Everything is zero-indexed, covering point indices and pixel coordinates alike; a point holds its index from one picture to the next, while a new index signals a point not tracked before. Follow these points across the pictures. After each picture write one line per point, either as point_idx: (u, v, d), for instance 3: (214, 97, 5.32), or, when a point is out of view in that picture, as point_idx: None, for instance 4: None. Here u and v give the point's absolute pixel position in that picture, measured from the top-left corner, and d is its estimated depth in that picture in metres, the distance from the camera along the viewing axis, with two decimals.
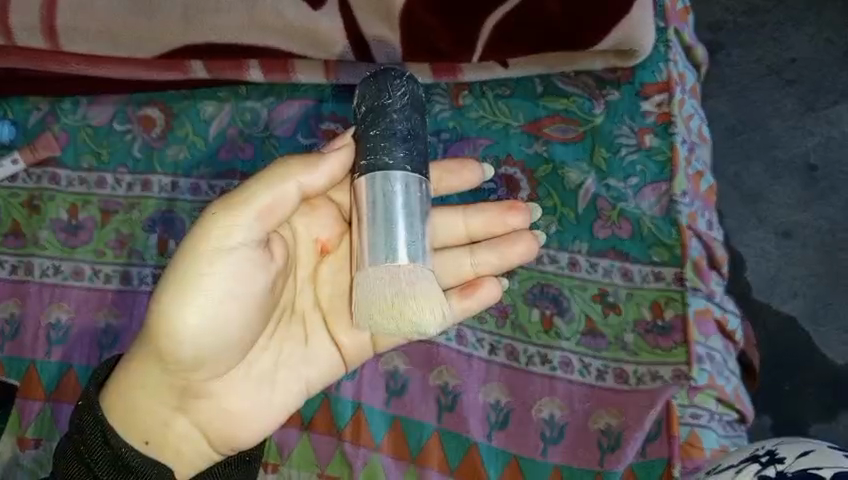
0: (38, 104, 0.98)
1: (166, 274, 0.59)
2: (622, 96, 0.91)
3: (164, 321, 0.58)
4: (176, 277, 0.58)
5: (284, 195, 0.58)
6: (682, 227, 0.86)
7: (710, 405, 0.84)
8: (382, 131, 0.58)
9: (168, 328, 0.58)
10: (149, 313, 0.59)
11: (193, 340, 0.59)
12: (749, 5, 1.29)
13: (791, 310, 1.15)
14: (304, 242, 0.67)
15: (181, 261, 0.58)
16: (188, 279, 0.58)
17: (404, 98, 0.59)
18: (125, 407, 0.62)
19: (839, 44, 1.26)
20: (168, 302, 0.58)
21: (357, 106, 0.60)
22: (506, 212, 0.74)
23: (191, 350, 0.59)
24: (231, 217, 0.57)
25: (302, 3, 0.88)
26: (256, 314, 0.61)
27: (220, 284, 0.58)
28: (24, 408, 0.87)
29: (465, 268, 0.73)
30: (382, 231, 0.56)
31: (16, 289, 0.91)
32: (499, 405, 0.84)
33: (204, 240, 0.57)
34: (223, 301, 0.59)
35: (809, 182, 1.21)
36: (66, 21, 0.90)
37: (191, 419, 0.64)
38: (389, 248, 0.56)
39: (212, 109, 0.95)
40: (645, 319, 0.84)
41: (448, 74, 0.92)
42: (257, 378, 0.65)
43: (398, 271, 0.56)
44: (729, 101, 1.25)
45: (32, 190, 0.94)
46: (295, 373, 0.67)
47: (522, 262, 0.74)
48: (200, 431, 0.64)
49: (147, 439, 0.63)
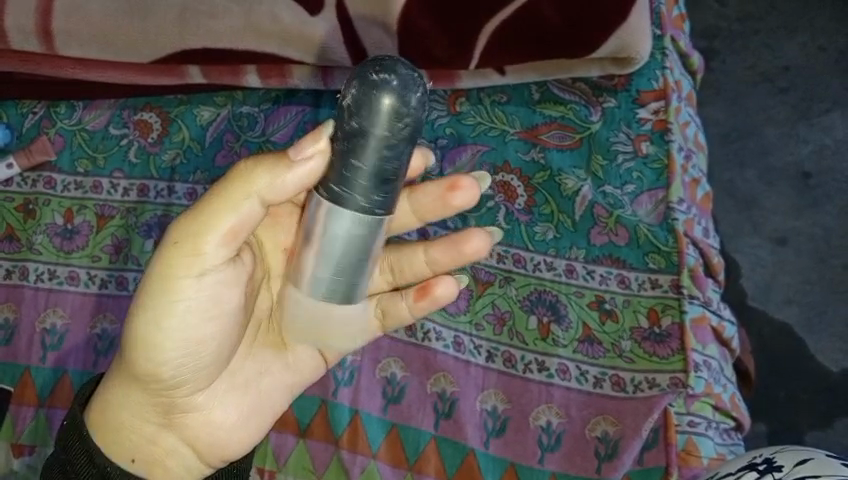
0: (34, 108, 0.98)
1: (137, 293, 0.55)
2: (619, 103, 0.92)
3: (137, 341, 0.55)
4: (146, 300, 0.54)
5: (250, 210, 0.51)
6: (678, 234, 0.86)
7: (707, 414, 0.83)
8: (367, 170, 0.47)
9: (145, 349, 0.55)
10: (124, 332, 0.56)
11: (170, 360, 0.56)
12: (743, 13, 1.31)
13: (785, 318, 1.15)
14: (273, 251, 0.62)
15: (149, 283, 0.54)
16: (157, 302, 0.54)
17: (406, 132, 0.46)
18: (106, 423, 0.60)
19: (831, 52, 1.28)
20: (140, 324, 0.55)
21: (347, 118, 0.46)
22: (447, 197, 0.59)
23: (168, 370, 0.57)
24: (199, 235, 0.51)
25: (299, 8, 0.89)
26: (232, 330, 0.58)
27: (195, 305, 0.54)
28: (17, 415, 0.86)
29: (420, 263, 0.65)
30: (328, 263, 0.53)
31: (10, 294, 0.90)
32: (496, 412, 0.83)
33: (170, 265, 0.53)
34: (198, 324, 0.55)
35: (803, 189, 1.21)
36: (60, 24, 0.90)
37: (177, 434, 0.61)
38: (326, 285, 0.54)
39: (209, 114, 0.95)
40: (643, 326, 0.84)
41: (447, 81, 0.92)
42: (235, 389, 0.61)
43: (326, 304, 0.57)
44: (724, 108, 1.26)
45: (28, 195, 0.94)
46: (279, 380, 0.64)
47: (473, 259, 0.63)
48: (188, 445, 0.61)
49: (133, 456, 0.60)
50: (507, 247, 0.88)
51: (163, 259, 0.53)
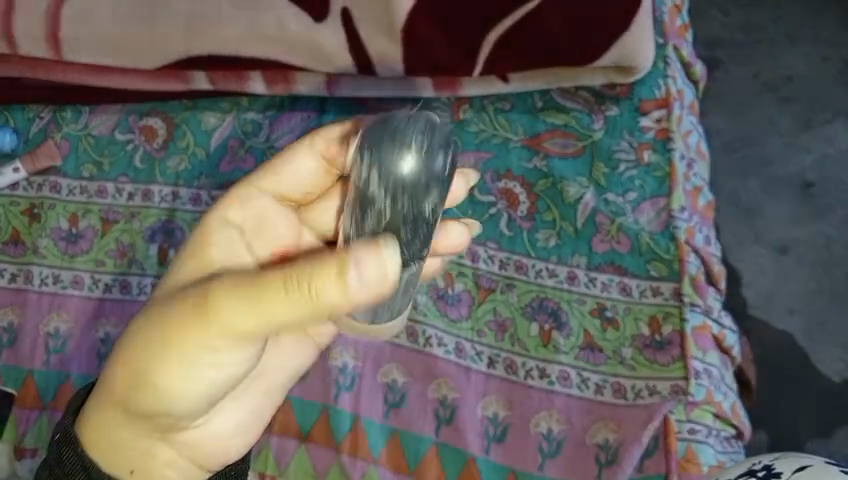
0: (40, 113, 0.98)
1: (153, 335, 0.49)
2: (621, 112, 0.92)
3: (157, 392, 0.50)
4: (169, 351, 0.48)
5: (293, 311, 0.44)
6: (680, 242, 0.86)
7: (708, 421, 0.83)
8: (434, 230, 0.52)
9: (164, 401, 0.51)
10: (131, 369, 0.50)
11: (186, 410, 0.52)
12: (747, 23, 1.32)
13: (787, 327, 1.15)
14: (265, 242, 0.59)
15: (178, 342, 0.48)
16: (184, 358, 0.48)
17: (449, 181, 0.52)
18: (99, 438, 0.55)
19: (834, 62, 1.28)
20: (160, 374, 0.49)
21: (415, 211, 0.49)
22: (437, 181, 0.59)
23: (179, 415, 0.53)
24: (244, 325, 0.45)
25: (303, 15, 0.89)
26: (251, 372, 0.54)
27: (223, 369, 0.50)
28: (20, 417, 0.86)
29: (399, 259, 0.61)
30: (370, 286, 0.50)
31: (15, 298, 0.91)
32: (497, 418, 0.84)
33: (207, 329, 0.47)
34: (224, 382, 0.51)
35: (805, 198, 1.21)
36: (69, 30, 0.91)
37: (176, 448, 0.57)
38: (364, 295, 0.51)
39: (214, 120, 0.96)
40: (644, 334, 0.85)
41: (448, 88, 0.92)
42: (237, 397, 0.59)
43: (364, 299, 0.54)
44: (727, 118, 1.26)
45: (33, 199, 0.95)
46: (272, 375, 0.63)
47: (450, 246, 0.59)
48: (185, 455, 0.58)
49: (131, 469, 0.56)
50: (509, 254, 0.89)
51: (197, 316, 0.47)
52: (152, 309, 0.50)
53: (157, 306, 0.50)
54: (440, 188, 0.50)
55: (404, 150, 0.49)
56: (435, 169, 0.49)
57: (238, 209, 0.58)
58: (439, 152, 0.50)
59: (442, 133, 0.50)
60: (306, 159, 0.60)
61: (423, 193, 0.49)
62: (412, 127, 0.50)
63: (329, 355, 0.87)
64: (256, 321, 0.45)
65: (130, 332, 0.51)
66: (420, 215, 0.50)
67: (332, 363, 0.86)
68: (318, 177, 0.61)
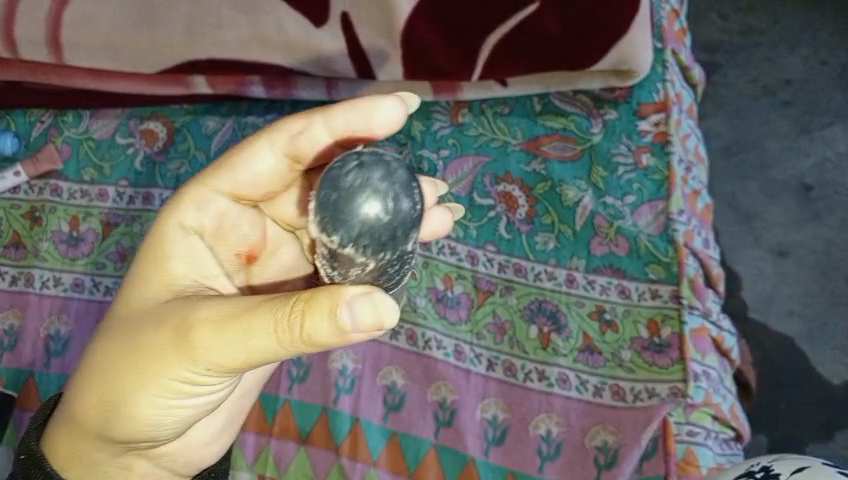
0: (41, 117, 0.99)
1: (129, 368, 0.50)
2: (620, 115, 0.93)
3: (135, 420, 0.52)
4: (145, 383, 0.50)
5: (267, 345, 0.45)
6: (678, 245, 0.86)
7: (706, 423, 0.84)
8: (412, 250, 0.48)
9: (143, 426, 0.52)
10: (107, 398, 0.52)
11: (164, 431, 0.54)
12: (745, 27, 1.33)
13: (787, 330, 1.15)
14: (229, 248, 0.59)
15: (155, 374, 0.49)
16: (160, 388, 0.50)
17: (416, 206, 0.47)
18: (77, 457, 0.56)
19: (833, 65, 1.29)
20: (137, 404, 0.51)
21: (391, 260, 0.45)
22: None
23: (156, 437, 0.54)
24: (221, 361, 0.46)
25: (303, 19, 0.89)
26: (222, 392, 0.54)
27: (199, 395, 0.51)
28: (19, 419, 0.86)
29: None
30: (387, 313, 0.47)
31: (16, 300, 0.91)
32: (496, 421, 0.84)
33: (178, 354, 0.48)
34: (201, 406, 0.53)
35: (805, 202, 1.22)
36: (70, 35, 0.91)
37: (155, 462, 0.58)
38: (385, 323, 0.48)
39: (214, 124, 0.97)
40: (642, 336, 0.85)
41: (448, 92, 0.93)
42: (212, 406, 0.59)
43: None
44: (726, 121, 1.27)
45: (34, 202, 0.95)
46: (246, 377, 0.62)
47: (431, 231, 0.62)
48: (162, 466, 0.59)
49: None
50: (508, 257, 0.89)
51: (172, 351, 0.48)
52: (126, 338, 0.51)
53: (132, 332, 0.51)
54: (414, 229, 0.46)
55: (371, 208, 0.44)
56: (401, 211, 0.44)
57: (192, 212, 0.57)
58: (406, 196, 0.45)
59: (403, 173, 0.45)
60: (261, 154, 0.57)
61: (398, 242, 0.45)
62: (372, 180, 0.44)
63: (329, 357, 0.87)
64: (236, 352, 0.45)
65: (103, 362, 0.52)
66: (397, 259, 0.46)
67: (332, 365, 0.86)
68: (278, 173, 0.58)
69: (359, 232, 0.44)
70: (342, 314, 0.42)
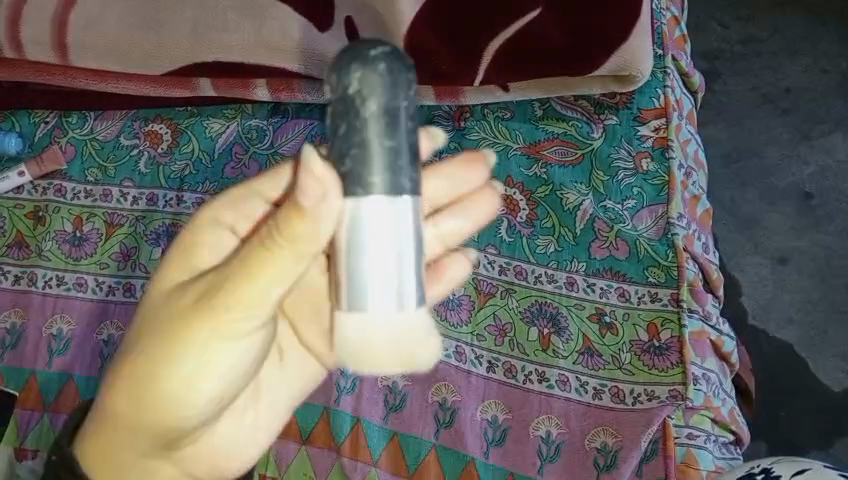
0: (46, 118, 0.99)
1: (158, 343, 0.50)
2: (620, 121, 0.93)
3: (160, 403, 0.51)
4: (183, 351, 0.49)
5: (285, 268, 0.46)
6: (678, 249, 0.87)
7: (706, 427, 0.84)
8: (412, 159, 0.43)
9: (179, 410, 0.51)
10: (137, 383, 0.50)
11: (200, 416, 0.53)
12: (745, 36, 1.33)
13: (786, 337, 1.15)
14: None
15: (180, 343, 0.49)
16: (196, 353, 0.50)
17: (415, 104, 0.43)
18: (107, 459, 0.54)
19: (833, 74, 1.30)
20: (172, 379, 0.50)
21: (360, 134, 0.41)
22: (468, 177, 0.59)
23: (186, 428, 0.53)
24: (249, 300, 0.47)
25: (310, 26, 0.91)
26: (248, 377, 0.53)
27: (233, 363, 0.51)
28: (22, 418, 0.87)
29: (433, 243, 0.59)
30: (372, 270, 0.42)
31: (18, 300, 0.92)
32: (497, 421, 0.84)
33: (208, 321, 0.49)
34: (237, 379, 0.53)
35: (805, 209, 1.23)
36: (76, 36, 0.93)
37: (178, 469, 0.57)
38: (376, 294, 0.42)
39: (219, 127, 0.97)
40: (642, 339, 0.85)
41: (450, 96, 0.94)
42: (245, 411, 0.58)
43: (405, 318, 0.43)
44: (726, 129, 1.28)
45: (37, 202, 0.96)
46: (281, 392, 0.60)
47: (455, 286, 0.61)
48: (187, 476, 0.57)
49: None
50: (509, 259, 0.89)
51: (205, 305, 0.49)
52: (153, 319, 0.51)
53: (160, 312, 0.51)
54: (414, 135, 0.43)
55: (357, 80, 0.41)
56: (388, 91, 0.41)
57: (230, 211, 0.56)
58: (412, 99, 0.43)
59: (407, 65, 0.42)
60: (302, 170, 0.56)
61: (396, 129, 0.42)
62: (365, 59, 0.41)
63: None
64: (258, 290, 0.47)
65: (133, 349, 0.51)
66: (393, 152, 0.42)
67: None
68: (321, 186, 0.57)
69: (352, 100, 0.41)
70: (300, 195, 0.42)
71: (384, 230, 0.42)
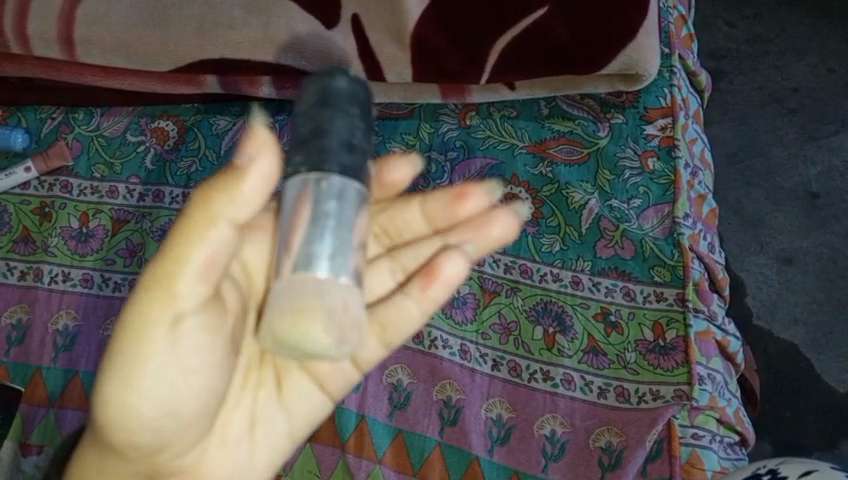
0: (53, 114, 1.00)
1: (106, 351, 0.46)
2: (627, 120, 0.93)
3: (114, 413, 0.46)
4: (130, 352, 0.45)
5: (225, 239, 0.44)
6: (684, 248, 0.86)
7: (711, 427, 0.83)
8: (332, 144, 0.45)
9: (132, 418, 0.46)
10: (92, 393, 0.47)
11: (160, 427, 0.48)
12: (752, 34, 1.33)
13: (792, 338, 1.15)
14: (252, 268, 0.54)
15: (124, 346, 0.45)
16: (142, 356, 0.45)
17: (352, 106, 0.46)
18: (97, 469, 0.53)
19: (840, 73, 1.29)
20: (121, 387, 0.46)
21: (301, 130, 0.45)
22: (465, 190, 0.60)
23: (154, 439, 0.49)
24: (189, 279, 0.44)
25: (316, 23, 0.91)
26: (210, 375, 0.48)
27: (185, 359, 0.46)
28: (28, 413, 0.87)
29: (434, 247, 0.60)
30: (313, 236, 0.44)
31: (25, 295, 0.92)
32: (501, 420, 0.84)
33: (145, 313, 0.44)
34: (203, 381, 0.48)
35: (811, 209, 1.22)
36: (82, 32, 0.92)
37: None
38: (320, 262, 0.44)
39: (225, 124, 0.97)
40: (647, 339, 0.85)
41: (457, 95, 0.94)
42: (236, 440, 0.55)
43: (328, 289, 0.43)
44: (731, 128, 1.27)
45: (44, 198, 0.96)
46: (282, 416, 0.58)
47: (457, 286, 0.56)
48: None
49: None
50: (515, 258, 0.89)
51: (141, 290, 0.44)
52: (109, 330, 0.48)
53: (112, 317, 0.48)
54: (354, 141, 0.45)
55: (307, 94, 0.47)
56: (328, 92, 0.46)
57: None
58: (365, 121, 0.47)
59: (364, 95, 0.47)
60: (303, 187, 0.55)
61: (332, 117, 0.45)
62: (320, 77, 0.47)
63: None
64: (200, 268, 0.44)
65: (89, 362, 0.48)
66: (314, 136, 0.45)
67: None
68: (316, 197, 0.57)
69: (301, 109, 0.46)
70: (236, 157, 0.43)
71: (326, 205, 0.44)
